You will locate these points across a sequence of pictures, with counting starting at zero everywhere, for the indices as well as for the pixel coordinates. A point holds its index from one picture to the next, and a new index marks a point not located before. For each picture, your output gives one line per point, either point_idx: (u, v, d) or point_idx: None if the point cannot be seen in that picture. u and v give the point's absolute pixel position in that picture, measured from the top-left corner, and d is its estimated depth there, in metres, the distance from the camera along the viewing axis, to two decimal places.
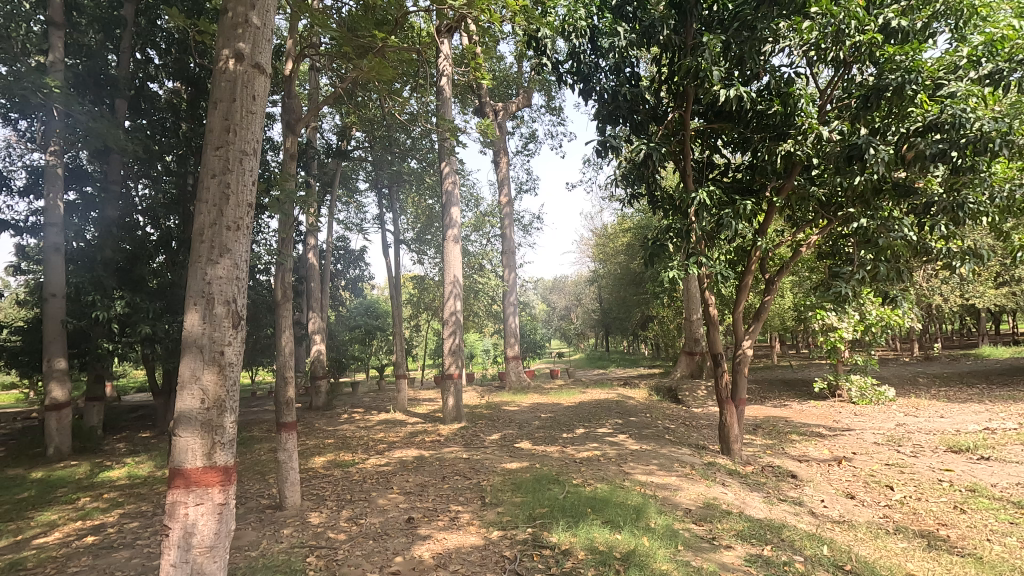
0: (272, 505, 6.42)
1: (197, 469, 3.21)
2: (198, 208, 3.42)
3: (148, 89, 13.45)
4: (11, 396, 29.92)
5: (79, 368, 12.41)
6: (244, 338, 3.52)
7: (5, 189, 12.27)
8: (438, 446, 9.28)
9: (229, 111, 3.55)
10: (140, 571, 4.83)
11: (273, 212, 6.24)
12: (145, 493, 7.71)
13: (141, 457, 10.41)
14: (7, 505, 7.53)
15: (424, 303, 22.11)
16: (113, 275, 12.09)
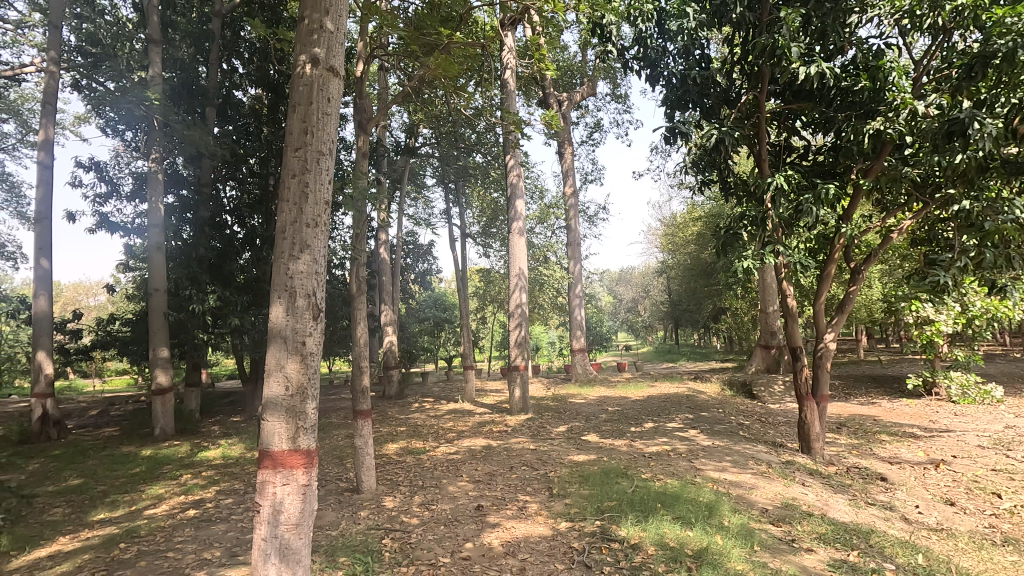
0: (350, 488, 6.76)
1: (283, 451, 3.44)
2: (281, 206, 3.65)
3: (233, 97, 14.40)
4: (125, 380, 33.27)
5: (180, 356, 13.57)
6: (323, 330, 3.72)
7: (115, 194, 13.56)
8: (505, 436, 9.41)
9: (306, 114, 3.74)
10: (235, 544, 5.24)
11: (347, 209, 6.52)
12: (237, 472, 8.35)
13: (233, 439, 11.26)
14: (123, 478, 8.38)
15: (490, 296, 22.39)
16: (206, 271, 13.15)
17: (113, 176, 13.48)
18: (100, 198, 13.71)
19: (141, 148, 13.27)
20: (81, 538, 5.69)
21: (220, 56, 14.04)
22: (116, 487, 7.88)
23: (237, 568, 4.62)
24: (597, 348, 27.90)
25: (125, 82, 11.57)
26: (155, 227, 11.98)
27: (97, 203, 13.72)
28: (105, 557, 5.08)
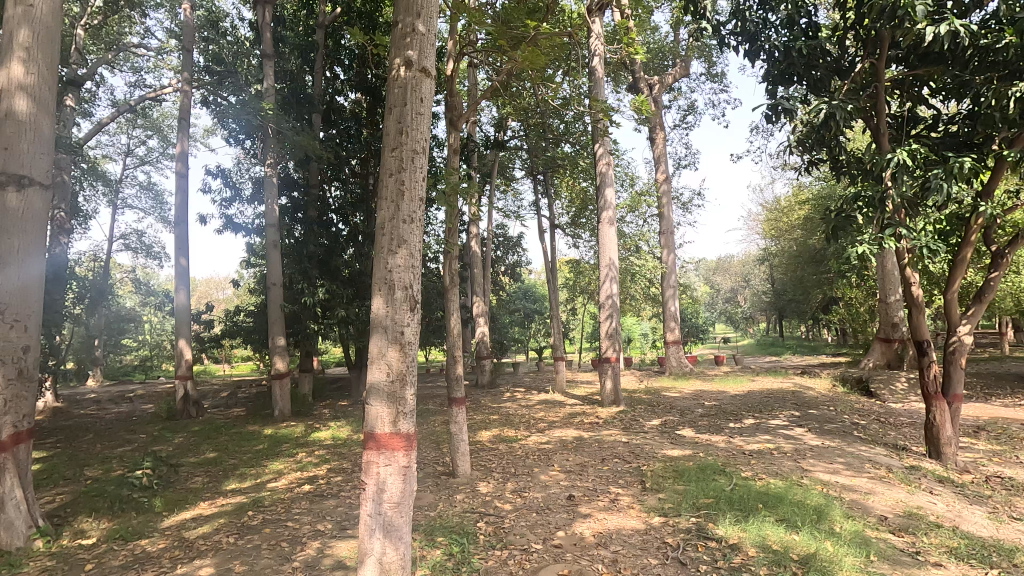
0: (446, 472, 7.05)
1: (386, 433, 3.66)
2: (380, 204, 3.87)
3: (336, 103, 15.38)
4: (249, 366, 36.96)
5: (294, 345, 14.81)
6: (420, 320, 3.90)
7: (238, 198, 15.02)
8: (597, 428, 9.35)
9: (402, 115, 3.93)
10: (345, 518, 5.68)
11: (441, 204, 6.75)
12: (345, 453, 9.01)
13: (341, 422, 12.14)
14: (249, 454, 9.35)
15: (580, 287, 22.24)
16: (315, 266, 14.31)
17: (236, 181, 14.94)
18: (226, 201, 15.25)
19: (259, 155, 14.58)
20: (218, 504, 6.44)
21: (324, 65, 15.04)
22: (244, 461, 8.81)
23: (347, 540, 5.01)
24: (693, 341, 26.80)
25: (245, 96, 12.76)
26: (271, 227, 13.13)
27: (224, 206, 15.27)
28: (236, 522, 5.71)
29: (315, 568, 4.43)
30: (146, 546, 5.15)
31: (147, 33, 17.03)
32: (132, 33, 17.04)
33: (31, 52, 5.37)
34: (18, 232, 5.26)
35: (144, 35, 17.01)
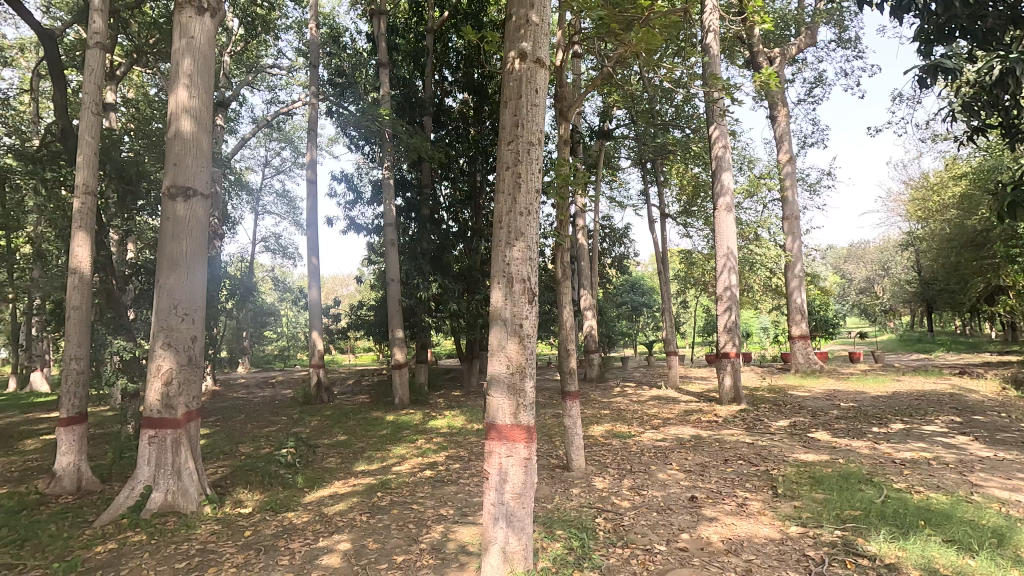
0: (560, 466, 7.05)
1: (507, 425, 3.70)
2: (497, 197, 3.91)
3: (445, 104, 15.91)
4: (370, 356, 39.78)
5: (411, 337, 15.63)
6: (538, 313, 3.88)
7: (359, 200, 16.14)
8: (716, 426, 8.85)
9: (517, 108, 3.94)
10: (465, 504, 5.88)
11: (552, 197, 6.70)
12: (461, 441, 9.35)
13: (456, 411, 12.63)
14: (375, 438, 10.02)
15: (693, 278, 21.20)
16: (429, 262, 14.97)
17: (357, 185, 16.05)
18: (349, 204, 16.46)
19: (377, 159, 15.56)
20: (351, 484, 6.96)
21: (433, 69, 15.61)
22: (371, 444, 9.45)
23: (469, 526, 5.17)
24: (822, 335, 24.49)
25: (364, 104, 13.64)
26: (389, 226, 13.94)
27: (347, 209, 16.49)
28: (367, 502, 6.13)
29: (440, 551, 4.63)
30: (293, 518, 5.69)
31: (280, 54, 18.80)
32: (268, 55, 18.92)
33: (193, 78, 6.12)
34: (188, 237, 6.04)
35: (277, 56, 18.82)
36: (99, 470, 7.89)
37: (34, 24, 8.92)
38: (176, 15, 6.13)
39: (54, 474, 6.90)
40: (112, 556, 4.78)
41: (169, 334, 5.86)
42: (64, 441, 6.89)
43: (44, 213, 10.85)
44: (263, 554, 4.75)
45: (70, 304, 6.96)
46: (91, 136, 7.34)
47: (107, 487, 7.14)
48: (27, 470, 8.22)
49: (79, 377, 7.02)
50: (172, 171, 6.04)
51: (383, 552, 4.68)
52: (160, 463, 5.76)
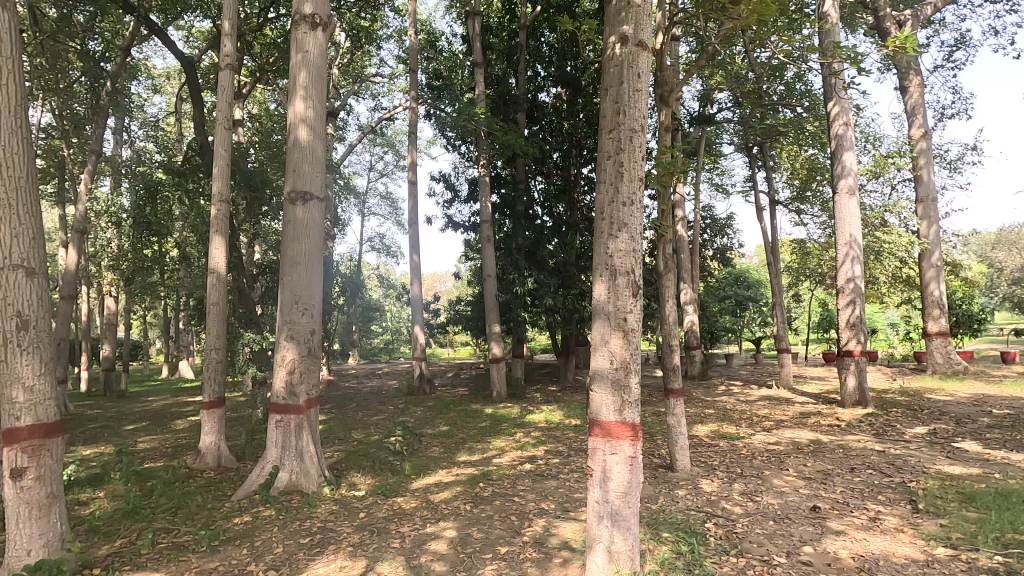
0: (664, 465, 6.80)
1: (610, 422, 3.60)
2: (598, 188, 3.82)
3: (538, 99, 15.91)
4: (468, 350, 41.06)
5: (507, 331, 15.84)
6: (643, 307, 3.74)
7: (456, 198, 16.63)
8: (839, 431, 8.10)
9: (618, 95, 3.81)
10: (566, 500, 5.84)
11: (653, 186, 6.45)
12: (559, 436, 9.35)
13: (553, 406, 12.64)
14: (475, 430, 10.28)
15: (807, 270, 19.59)
16: (525, 257, 15.08)
17: (455, 183, 16.55)
18: (447, 202, 17.02)
19: (473, 158, 15.92)
20: (454, 473, 7.19)
21: (526, 65, 15.67)
22: (471, 436, 9.71)
23: (572, 522, 5.12)
24: (965, 332, 21.61)
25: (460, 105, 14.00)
26: (485, 223, 14.21)
27: (446, 207, 17.05)
28: (471, 492, 6.30)
29: (543, 545, 4.62)
30: (402, 503, 5.97)
31: (382, 62, 19.83)
32: (372, 65, 20.04)
33: (309, 89, 6.59)
34: (306, 237, 6.52)
35: (380, 65, 19.88)
36: (236, 449, 8.78)
37: (177, 53, 10.10)
38: (293, 32, 6.62)
39: (199, 451, 7.78)
40: (248, 527, 5.29)
41: (291, 327, 6.37)
42: (207, 422, 7.74)
43: (188, 220, 12.29)
44: (376, 535, 5.02)
45: (210, 301, 7.78)
46: (225, 149, 8.16)
47: (242, 465, 7.93)
48: (179, 447, 9.36)
49: (219, 366, 7.83)
50: (291, 177, 6.55)
51: (488, 542, 4.76)
52: (285, 445, 6.29)
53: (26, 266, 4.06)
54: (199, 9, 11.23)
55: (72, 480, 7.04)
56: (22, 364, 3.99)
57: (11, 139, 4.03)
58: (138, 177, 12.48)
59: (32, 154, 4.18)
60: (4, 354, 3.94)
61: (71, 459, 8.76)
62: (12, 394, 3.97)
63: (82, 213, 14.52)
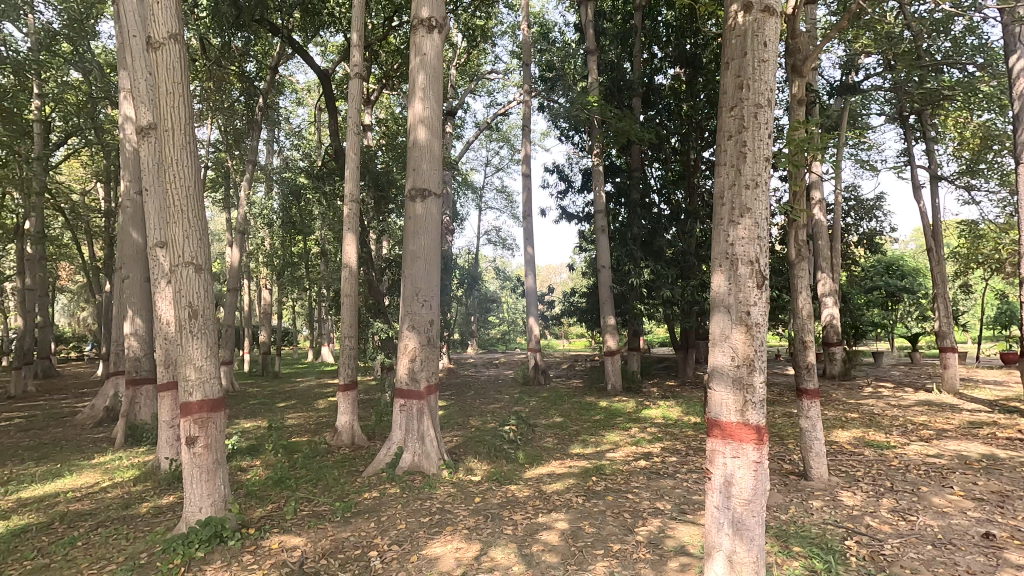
0: (796, 473, 6.23)
1: (731, 423, 3.35)
2: (719, 172, 3.56)
3: (655, 82, 15.23)
4: (583, 342, 40.91)
5: (623, 324, 15.48)
6: (769, 299, 3.42)
7: (570, 189, 16.53)
8: (1022, 447, 6.84)
9: (741, 68, 3.50)
10: (684, 501, 5.58)
11: (783, 167, 5.86)
12: (677, 434, 8.96)
13: (671, 402, 12.14)
14: (589, 423, 10.20)
15: (979, 255, 16.79)
16: (641, 248, 14.58)
17: (568, 174, 16.45)
18: (561, 193, 16.98)
19: (587, 147, 15.69)
20: (567, 465, 7.19)
21: (642, 48, 15.05)
22: (585, 428, 9.64)
23: (690, 525, 4.88)
24: None
25: (573, 94, 13.85)
26: (599, 213, 13.96)
27: (560, 198, 17.03)
28: (584, 485, 6.25)
29: (658, 546, 4.46)
30: (516, 491, 6.09)
31: (497, 59, 20.22)
32: (487, 62, 20.52)
33: (427, 91, 6.89)
34: (425, 232, 6.84)
35: (494, 62, 20.31)
36: (367, 429, 9.55)
37: (315, 67, 11.12)
38: (412, 37, 6.96)
39: (336, 429, 8.56)
40: (375, 502, 5.73)
41: (412, 317, 6.74)
42: (342, 403, 8.47)
43: (325, 219, 13.53)
44: (490, 520, 5.17)
45: (343, 293, 8.49)
46: (355, 152, 8.82)
47: (372, 444, 8.60)
48: (320, 424, 10.40)
49: (352, 352, 8.51)
50: (412, 175, 6.90)
51: (599, 538, 4.69)
52: (409, 428, 6.71)
53: (196, 263, 4.70)
54: (333, 26, 12.26)
55: (236, 448, 8.12)
56: (193, 347, 4.63)
57: (182, 152, 4.67)
58: (285, 182, 14.00)
59: (199, 166, 4.81)
60: (181, 338, 4.62)
61: (235, 430, 10.10)
62: (185, 373, 4.63)
63: (243, 216, 16.63)
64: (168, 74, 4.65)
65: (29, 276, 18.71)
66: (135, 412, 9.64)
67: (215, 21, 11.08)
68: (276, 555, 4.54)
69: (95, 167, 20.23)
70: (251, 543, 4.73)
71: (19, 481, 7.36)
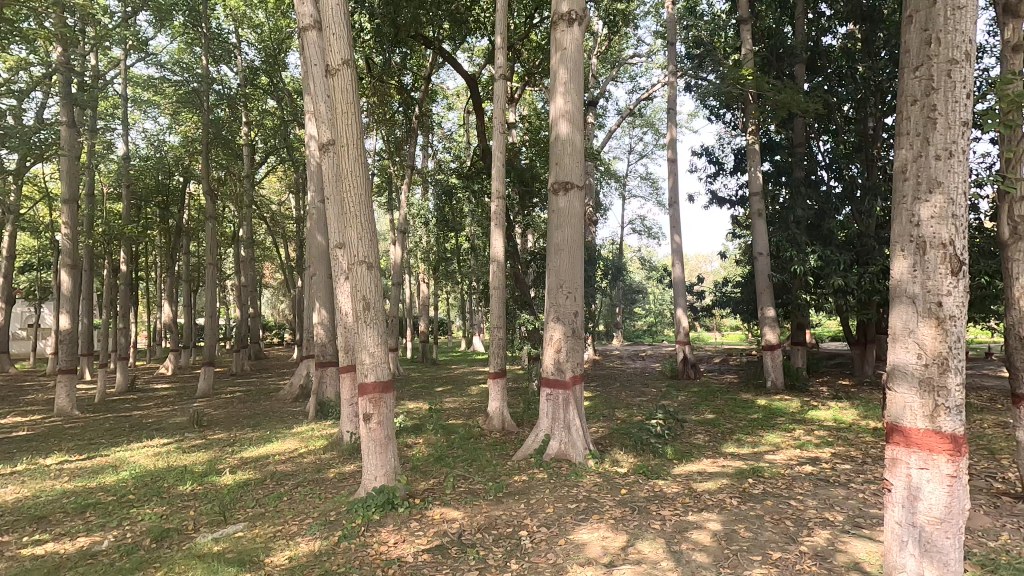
0: (1010, 494, 5.23)
1: (916, 429, 2.94)
2: (900, 142, 3.13)
3: (822, 45, 13.57)
4: (738, 335, 38.28)
5: (785, 315, 14.13)
6: (969, 287, 2.91)
7: (722, 172, 15.49)
8: None
9: (930, 19, 3.03)
10: (858, 514, 5.00)
11: (992, 130, 4.89)
12: (851, 439, 8.01)
13: (844, 404, 10.82)
14: (745, 421, 9.52)
15: None
16: (806, 232, 13.17)
17: (719, 156, 15.43)
18: (711, 177, 16.02)
19: (740, 125, 14.55)
20: (720, 464, 6.82)
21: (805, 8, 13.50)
22: (741, 427, 9.05)
23: (867, 542, 4.36)
24: None
25: (723, 70, 12.92)
26: (755, 195, 12.88)
27: (709, 182, 16.06)
28: (738, 486, 5.91)
29: (826, 560, 4.07)
30: (664, 486, 5.95)
31: (640, 42, 19.66)
32: (629, 46, 20.01)
33: (568, 85, 6.95)
34: (568, 225, 6.93)
35: (637, 45, 19.73)
36: (516, 416, 9.99)
37: (463, 73, 11.78)
38: (553, 33, 7.07)
39: (488, 414, 9.07)
40: (525, 485, 6.01)
41: (557, 310, 6.89)
42: (493, 390, 8.95)
43: (475, 216, 14.35)
44: (637, 514, 5.13)
45: (491, 285, 8.96)
46: (500, 151, 9.21)
47: (521, 430, 8.96)
48: (474, 409, 11.11)
49: (501, 342, 8.93)
50: (554, 170, 7.04)
51: (756, 543, 4.41)
52: (555, 417, 6.88)
53: (367, 261, 5.31)
54: (479, 31, 12.88)
55: (402, 427, 9.04)
56: (367, 335, 5.26)
57: (354, 163, 5.29)
58: (439, 184, 15.10)
59: (369, 175, 5.44)
60: (357, 327, 5.25)
61: (402, 410, 11.25)
62: (361, 358, 5.28)
63: (404, 217, 18.28)
64: (343, 96, 5.31)
65: (243, 275, 22.57)
66: (322, 390, 11.21)
67: (378, 41, 12.27)
68: (438, 525, 5.00)
69: (288, 180, 23.69)
70: (417, 512, 5.27)
71: (241, 444, 9.00)
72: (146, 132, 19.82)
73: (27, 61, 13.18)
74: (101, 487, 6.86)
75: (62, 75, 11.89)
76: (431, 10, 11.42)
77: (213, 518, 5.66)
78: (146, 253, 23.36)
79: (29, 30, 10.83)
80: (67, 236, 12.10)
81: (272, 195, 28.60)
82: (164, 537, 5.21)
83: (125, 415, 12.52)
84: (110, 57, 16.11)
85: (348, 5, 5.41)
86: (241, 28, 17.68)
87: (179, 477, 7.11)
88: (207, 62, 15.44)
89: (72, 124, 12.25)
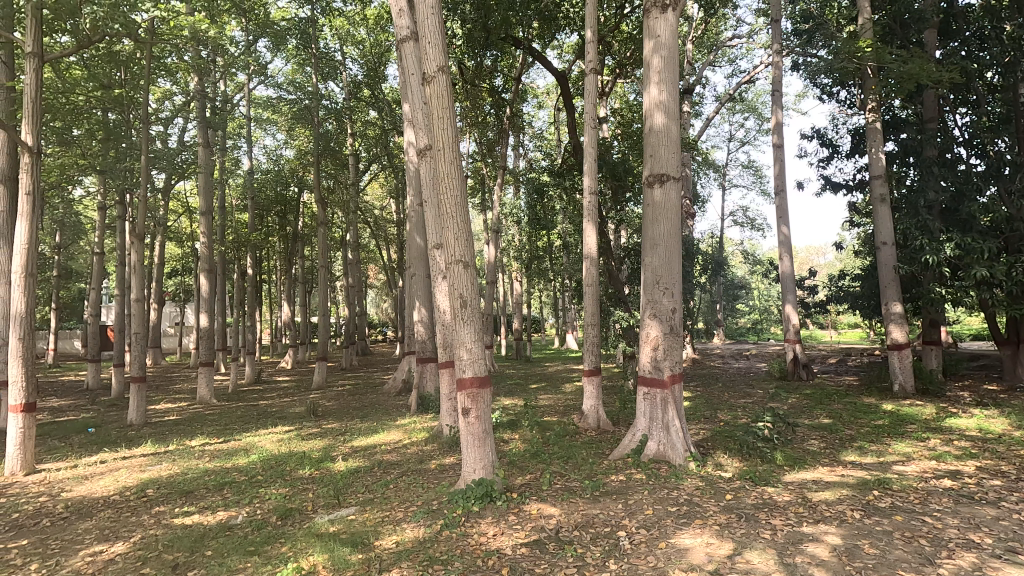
0: None
1: None
2: None
3: (958, 6, 12.00)
4: (857, 334, 34.97)
5: (916, 311, 12.64)
6: None
7: (836, 155, 14.22)
8: None
9: None
10: (1013, 537, 4.37)
11: None
12: (1002, 451, 7.01)
13: (992, 411, 9.50)
14: (867, 428, 8.66)
15: None
16: (939, 217, 11.69)
17: (832, 139, 14.17)
18: (823, 162, 14.77)
19: (858, 102, 13.26)
20: (839, 474, 6.27)
21: None
22: (863, 434, 8.24)
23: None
24: None
25: (836, 44, 11.83)
26: (876, 178, 11.68)
27: (822, 167, 14.82)
28: (861, 498, 5.39)
29: None
30: (774, 494, 5.58)
31: (739, 21, 18.57)
32: (727, 28, 19.01)
33: (662, 73, 6.70)
34: (665, 219, 6.68)
35: (737, 25, 18.66)
36: (612, 415, 9.82)
37: (553, 70, 11.73)
38: (646, 21, 6.85)
39: (583, 412, 8.98)
40: (622, 484, 5.90)
41: (654, 306, 6.65)
42: (587, 388, 8.86)
43: (567, 213, 14.27)
44: (744, 521, 4.85)
45: (584, 282, 8.86)
46: (592, 147, 9.09)
47: (616, 429, 8.80)
48: (569, 407, 11.08)
49: (595, 340, 8.80)
50: (650, 161, 6.81)
51: (884, 562, 4.01)
52: (653, 417, 6.70)
53: (464, 261, 5.46)
54: (569, 27, 12.76)
55: (499, 422, 9.23)
56: (464, 332, 5.40)
57: (450, 166, 5.47)
58: (530, 183, 15.20)
59: (464, 177, 5.57)
60: (456, 325, 5.40)
61: (499, 406, 11.50)
62: (460, 354, 5.44)
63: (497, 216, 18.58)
64: (438, 102, 5.51)
65: (351, 276, 24.15)
66: (423, 384, 11.77)
67: (470, 46, 12.61)
68: (536, 520, 5.05)
69: (389, 186, 25.03)
70: (514, 506, 5.36)
71: (351, 433, 9.65)
72: (266, 148, 21.87)
73: (170, 92, 15.00)
74: (235, 467, 7.68)
75: (198, 101, 13.34)
76: (520, 11, 11.44)
77: (329, 501, 6.11)
78: (268, 258, 25.70)
79: (172, 64, 12.30)
80: (204, 244, 13.60)
81: (375, 201, 30.36)
82: (288, 515, 5.71)
83: (252, 404, 13.87)
84: (236, 82, 17.91)
85: (444, 14, 5.60)
86: (345, 45, 18.83)
87: (299, 461, 7.77)
88: (317, 80, 16.65)
89: (206, 145, 13.74)
